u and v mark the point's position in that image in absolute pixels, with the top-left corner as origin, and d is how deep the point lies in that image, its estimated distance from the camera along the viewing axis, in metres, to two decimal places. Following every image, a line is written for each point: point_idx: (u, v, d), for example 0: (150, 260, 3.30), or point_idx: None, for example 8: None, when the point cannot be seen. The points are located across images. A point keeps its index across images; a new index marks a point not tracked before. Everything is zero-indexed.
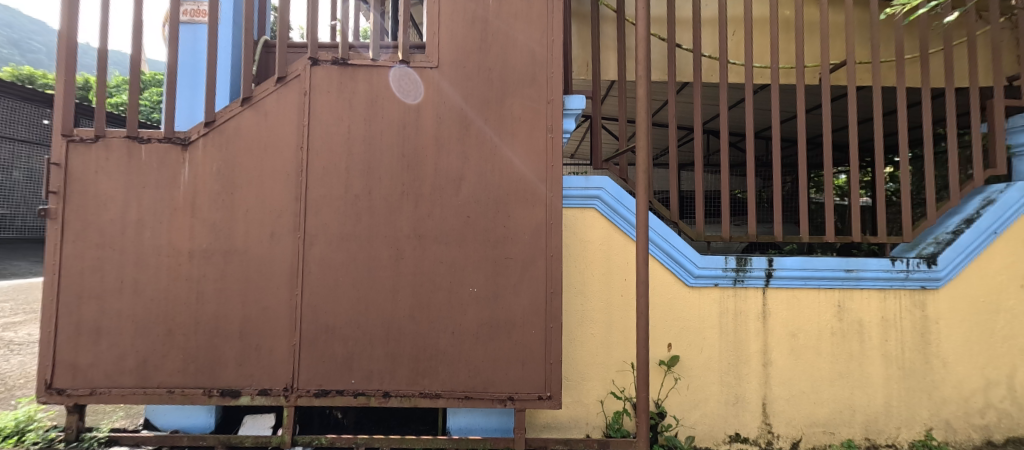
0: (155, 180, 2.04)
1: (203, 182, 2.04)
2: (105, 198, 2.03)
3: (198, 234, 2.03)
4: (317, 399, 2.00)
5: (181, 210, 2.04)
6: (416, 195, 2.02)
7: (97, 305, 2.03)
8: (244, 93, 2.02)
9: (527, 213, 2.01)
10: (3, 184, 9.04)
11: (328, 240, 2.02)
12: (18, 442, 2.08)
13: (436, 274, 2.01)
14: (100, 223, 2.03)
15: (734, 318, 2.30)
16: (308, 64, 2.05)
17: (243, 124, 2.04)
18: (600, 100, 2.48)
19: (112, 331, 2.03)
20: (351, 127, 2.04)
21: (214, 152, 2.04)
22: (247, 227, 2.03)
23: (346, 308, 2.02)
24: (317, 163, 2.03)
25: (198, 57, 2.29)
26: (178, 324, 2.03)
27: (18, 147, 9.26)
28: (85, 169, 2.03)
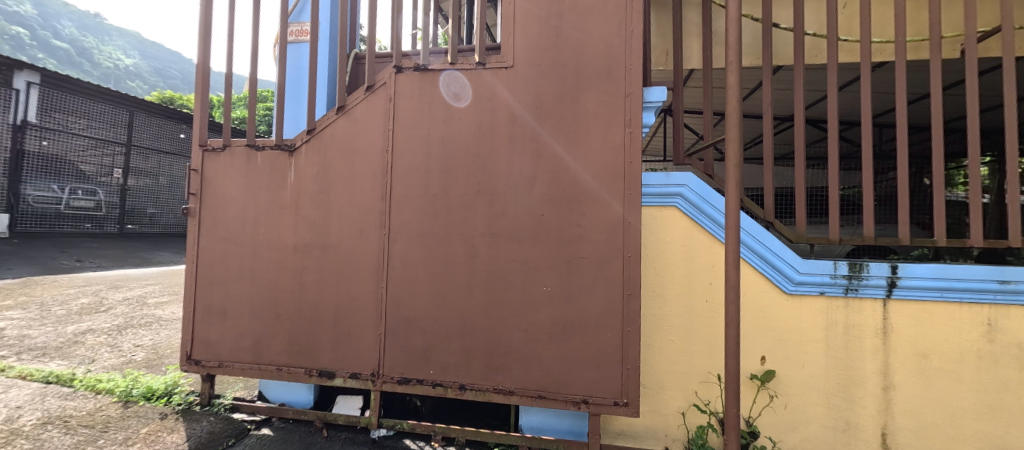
0: (267, 182, 2.32)
1: (305, 183, 2.26)
2: (228, 199, 2.36)
3: (300, 230, 2.26)
4: (399, 386, 2.12)
5: (287, 209, 2.29)
6: (490, 194, 2.05)
7: (223, 291, 2.36)
8: (338, 102, 2.21)
9: (602, 211, 1.94)
10: (150, 189, 10.66)
11: (409, 237, 2.14)
12: (167, 402, 2.54)
13: (509, 273, 2.02)
14: (225, 220, 2.36)
15: (844, 333, 2.01)
16: (392, 72, 2.18)
17: (337, 131, 2.23)
18: (681, 92, 2.31)
19: (233, 313, 2.34)
20: (430, 129, 2.13)
21: (314, 157, 2.25)
22: (341, 224, 2.22)
23: (425, 303, 2.12)
24: (400, 164, 2.16)
25: (301, 72, 2.56)
26: (284, 309, 2.28)
27: (162, 158, 10.97)
28: (215, 174, 2.37)
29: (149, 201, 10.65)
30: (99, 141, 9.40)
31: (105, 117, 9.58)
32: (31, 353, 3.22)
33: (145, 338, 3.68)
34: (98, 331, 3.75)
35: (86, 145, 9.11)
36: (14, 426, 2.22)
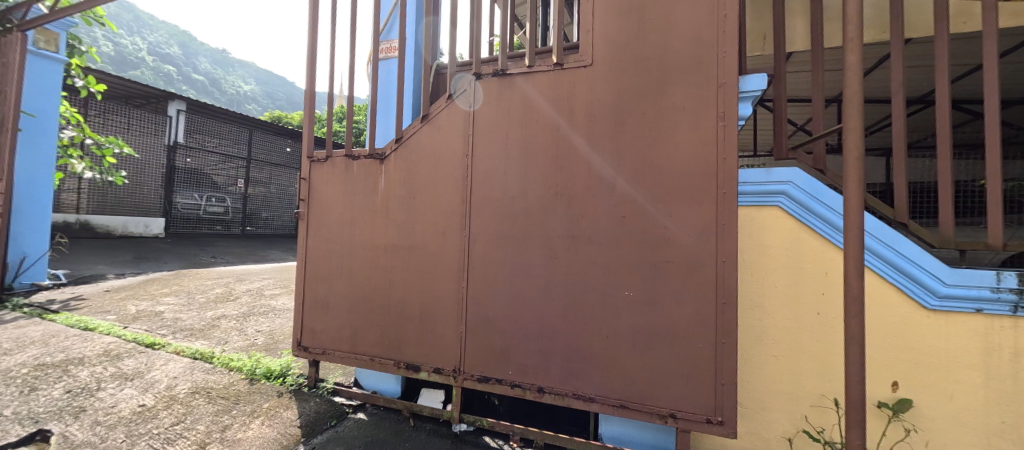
0: (361, 188, 2.53)
1: (394, 188, 2.42)
2: (330, 204, 2.61)
3: (390, 232, 2.43)
4: (479, 384, 2.17)
5: (378, 212, 2.47)
6: (569, 196, 2.02)
7: (325, 286, 2.62)
8: (423, 112, 2.34)
9: (690, 212, 1.81)
10: (265, 196, 12.17)
11: (489, 239, 2.18)
12: (282, 382, 2.89)
13: (589, 276, 1.97)
14: (327, 222, 2.62)
15: (1009, 359, 1.64)
16: (472, 79, 2.25)
17: (422, 139, 2.36)
18: (784, 79, 2.07)
19: (334, 306, 2.59)
20: (508, 132, 2.16)
21: (402, 164, 2.41)
22: (426, 227, 2.33)
23: (504, 303, 2.14)
24: (480, 168, 2.21)
25: (391, 86, 2.75)
26: (376, 304, 2.46)
27: (274, 170, 12.50)
28: (319, 182, 2.65)
29: (264, 206, 12.15)
30: (228, 157, 11.04)
31: (229, 136, 11.27)
32: (183, 333, 3.89)
33: (264, 325, 4.24)
34: (229, 317, 4.41)
35: (218, 161, 10.77)
36: (172, 393, 2.72)
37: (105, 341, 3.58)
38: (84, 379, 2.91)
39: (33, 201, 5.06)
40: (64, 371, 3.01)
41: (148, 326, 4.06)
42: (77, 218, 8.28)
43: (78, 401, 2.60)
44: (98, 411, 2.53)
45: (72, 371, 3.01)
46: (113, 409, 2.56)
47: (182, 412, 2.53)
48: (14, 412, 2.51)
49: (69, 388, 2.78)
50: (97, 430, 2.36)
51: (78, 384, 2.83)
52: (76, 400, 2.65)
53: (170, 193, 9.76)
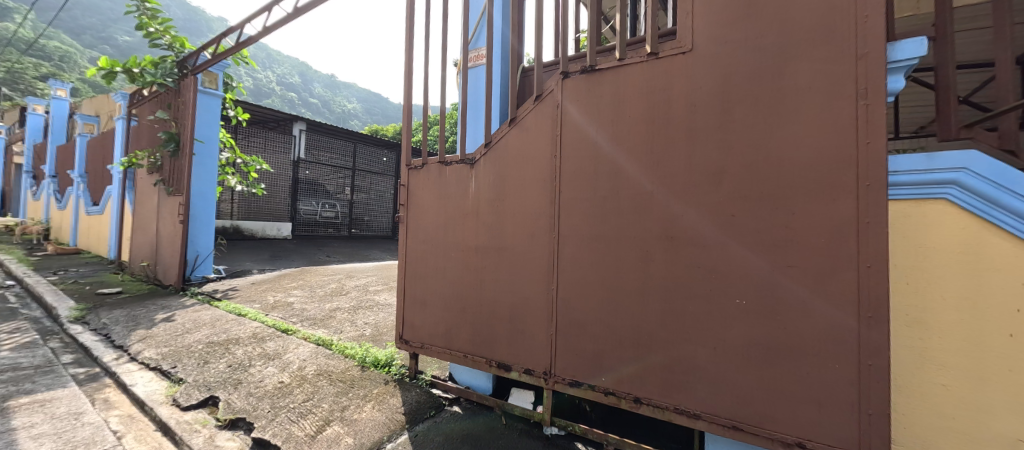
0: (454, 192, 2.63)
1: (485, 192, 2.48)
2: (426, 207, 2.77)
3: (481, 234, 2.49)
4: (571, 388, 2.11)
5: (470, 215, 2.54)
6: (667, 193, 1.86)
7: (423, 284, 2.78)
8: (511, 116, 2.36)
9: (817, 209, 1.55)
10: (369, 202, 13.42)
11: (579, 240, 2.11)
12: (388, 371, 3.13)
13: (692, 281, 1.79)
14: (424, 225, 2.79)
15: None
16: (559, 79, 2.21)
17: (510, 142, 2.38)
18: (952, 41, 1.67)
19: (431, 304, 2.73)
20: (598, 130, 2.07)
21: (491, 168, 2.45)
22: (515, 228, 2.34)
23: (596, 308, 2.06)
24: (568, 169, 2.16)
25: (480, 92, 2.82)
26: (469, 304, 2.54)
27: (376, 178, 13.72)
28: (416, 187, 2.83)
29: (369, 211, 13.41)
30: (337, 168, 12.43)
31: (339, 149, 12.60)
32: (307, 321, 4.47)
33: (371, 318, 4.66)
34: (342, 309, 4.95)
35: (329, 172, 12.24)
36: (302, 373, 3.19)
37: (255, 324, 4.34)
38: (240, 356, 3.60)
39: (204, 212, 6.22)
40: (227, 348, 3.78)
41: (282, 315, 4.74)
42: (230, 224, 9.99)
43: (237, 374, 3.26)
44: (251, 384, 3.12)
45: (232, 349, 3.74)
46: (261, 383, 3.13)
47: (309, 391, 2.93)
48: (195, 379, 3.30)
49: (230, 362, 3.50)
50: (251, 398, 2.92)
51: (237, 359, 3.53)
52: (235, 373, 3.31)
53: (294, 202, 11.31)
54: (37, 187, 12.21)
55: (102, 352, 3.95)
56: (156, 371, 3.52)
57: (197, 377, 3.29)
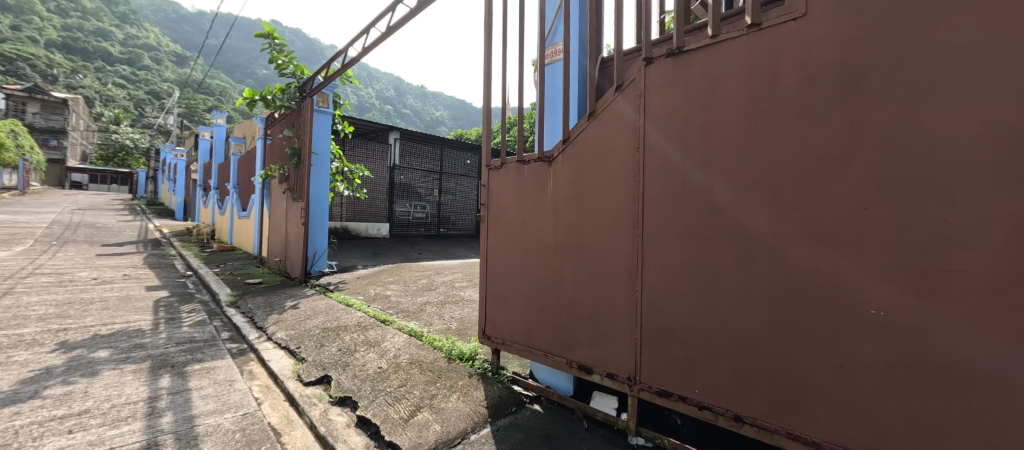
0: (532, 190, 2.60)
1: (563, 189, 2.40)
2: (505, 206, 2.79)
3: (559, 232, 2.42)
4: (659, 398, 1.95)
5: (548, 213, 2.49)
6: (774, 184, 1.62)
7: (503, 282, 2.80)
8: (590, 109, 2.26)
9: (987, 197, 1.22)
10: (454, 203, 14.03)
11: (667, 238, 1.94)
12: (472, 364, 3.21)
13: (809, 286, 1.54)
14: (503, 223, 2.80)
15: None
16: (642, 65, 2.05)
17: (588, 136, 2.27)
18: None
19: (510, 302, 2.74)
20: (687, 117, 1.88)
21: (570, 165, 2.37)
22: (595, 226, 2.23)
23: (688, 312, 1.87)
24: (653, 161, 1.99)
25: (556, 87, 2.73)
26: (548, 303, 2.48)
27: (460, 180, 14.28)
28: (495, 186, 2.87)
29: (454, 211, 14.02)
30: (426, 171, 13.23)
31: (428, 154, 13.36)
32: (401, 314, 4.82)
33: (456, 313, 4.84)
34: (432, 304, 5.22)
35: (421, 176, 13.05)
36: (398, 360, 3.45)
37: (359, 314, 4.84)
38: (348, 341, 4.03)
39: (320, 216, 7.01)
40: (337, 334, 4.24)
41: (382, 307, 5.18)
42: (339, 225, 11.21)
43: (346, 357, 3.64)
44: (356, 367, 3.45)
45: (342, 335, 4.20)
46: (364, 366, 3.45)
47: (404, 377, 3.14)
48: (314, 359, 3.78)
49: (341, 346, 3.93)
50: (356, 379, 3.23)
51: (346, 344, 3.96)
52: (344, 356, 3.70)
53: (390, 204, 12.28)
54: (204, 197, 15.01)
55: (247, 331, 4.69)
56: (282, 349, 4.14)
57: (316, 357, 3.76)
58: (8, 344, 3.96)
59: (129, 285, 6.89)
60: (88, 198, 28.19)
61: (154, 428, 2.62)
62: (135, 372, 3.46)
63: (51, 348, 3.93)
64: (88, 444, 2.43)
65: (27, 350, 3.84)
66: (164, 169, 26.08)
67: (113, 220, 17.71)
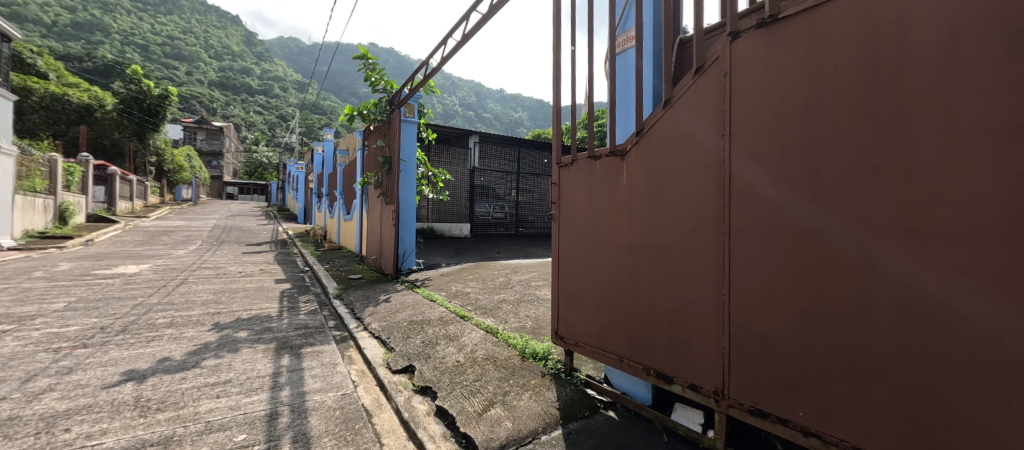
0: (603, 186, 2.48)
1: (637, 185, 2.25)
2: (576, 203, 2.70)
3: (634, 230, 2.26)
4: (752, 417, 1.72)
5: (621, 210, 2.35)
6: (902, 170, 1.34)
7: (575, 282, 2.71)
8: (666, 96, 2.08)
9: None
10: (531, 202, 14.11)
11: (760, 236, 1.71)
12: (545, 364, 3.17)
13: (955, 295, 1.24)
14: (574, 221, 2.72)
15: None
16: (726, 42, 1.82)
17: (665, 126, 2.09)
18: None
19: (583, 302, 2.64)
20: (784, 96, 1.64)
21: (644, 158, 2.21)
22: (673, 224, 2.05)
23: (788, 321, 1.62)
24: (741, 149, 1.77)
25: (629, 77, 2.54)
26: (622, 304, 2.34)
27: (537, 180, 14.31)
28: (566, 184, 2.79)
29: (531, 210, 14.09)
30: (505, 172, 13.49)
31: (506, 155, 13.59)
32: (479, 310, 4.95)
33: (532, 311, 4.83)
34: (509, 301, 5.29)
35: (499, 177, 13.37)
36: (474, 355, 3.53)
37: (441, 309, 5.07)
38: (431, 334, 4.23)
39: (408, 218, 7.47)
40: (421, 327, 4.47)
41: (461, 303, 5.38)
42: (427, 225, 11.91)
43: (428, 349, 3.82)
44: (436, 359, 3.60)
45: (425, 328, 4.43)
46: (444, 359, 3.59)
47: (479, 372, 3.20)
48: (401, 349, 4.04)
49: (424, 338, 4.14)
50: (437, 371, 3.37)
51: (429, 337, 4.16)
52: (427, 348, 3.90)
53: (471, 205, 12.73)
54: (317, 202, 17.04)
55: (347, 321, 5.17)
56: (375, 339, 4.49)
57: (402, 348, 4.02)
58: (180, 323, 4.85)
59: (263, 277, 8.10)
60: (232, 205, 33.64)
61: (274, 399, 2.98)
62: (264, 351, 3.99)
63: (210, 327, 4.72)
64: (228, 408, 2.84)
65: (193, 327, 4.67)
66: (289, 180, 30.23)
67: (254, 223, 21.02)
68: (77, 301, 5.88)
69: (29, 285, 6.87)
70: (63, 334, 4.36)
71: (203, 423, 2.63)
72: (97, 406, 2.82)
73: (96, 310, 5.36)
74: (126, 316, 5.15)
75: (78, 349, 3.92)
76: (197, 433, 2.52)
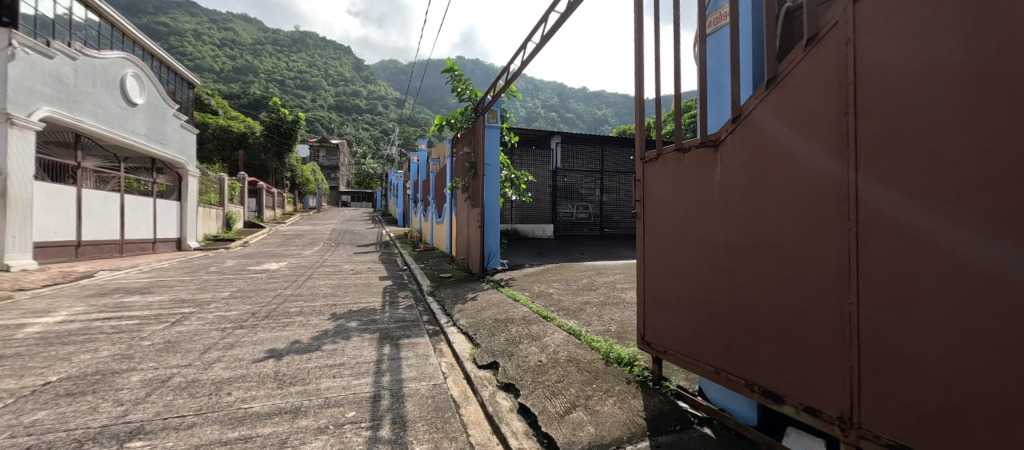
0: (694, 180, 2.27)
1: (735, 178, 2.00)
2: (662, 200, 2.52)
3: (731, 228, 2.02)
4: None
5: (716, 207, 2.11)
6: None
7: (662, 284, 2.53)
8: (769, 76, 1.83)
9: None
10: (616, 201, 13.62)
11: (900, 232, 1.39)
12: (630, 370, 3.00)
13: None
14: (660, 219, 2.54)
15: None
16: (847, 3, 1.52)
17: (769, 110, 1.84)
18: None
19: (671, 306, 2.44)
20: (932, 57, 1.30)
21: (743, 147, 1.96)
22: (782, 220, 1.78)
23: (943, 340, 1.28)
24: (871, 128, 1.46)
25: (723, 59, 2.25)
26: (718, 310, 2.10)
27: (622, 177, 13.76)
28: (652, 181, 2.62)
29: (616, 210, 13.60)
30: (588, 172, 13.24)
31: (589, 154, 13.33)
32: (562, 311, 4.89)
33: (617, 315, 4.63)
34: (592, 304, 5.14)
35: (582, 177, 13.16)
36: (556, 356, 3.47)
37: (524, 309, 5.11)
38: (514, 333, 4.26)
39: (493, 220, 7.67)
40: (505, 325, 4.55)
41: (544, 303, 5.37)
42: (511, 227, 12.12)
43: (511, 347, 3.86)
44: (519, 358, 3.62)
45: (509, 327, 4.48)
46: (527, 358, 3.59)
47: (561, 373, 3.14)
48: (486, 345, 4.15)
49: (508, 337, 4.20)
50: (519, 369, 3.39)
51: (512, 335, 4.20)
52: (510, 346, 3.93)
53: (554, 205, 12.71)
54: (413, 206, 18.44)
55: (439, 316, 5.46)
56: (462, 334, 4.67)
57: (487, 344, 4.12)
58: (306, 312, 5.56)
59: (369, 274, 8.97)
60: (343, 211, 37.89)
61: (377, 383, 3.24)
62: (370, 340, 4.38)
63: (327, 317, 5.33)
64: (342, 386, 3.15)
65: (315, 316, 5.32)
66: (390, 187, 33.15)
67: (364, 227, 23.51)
68: (236, 290, 7.10)
69: (205, 277, 8.45)
70: (227, 317, 5.27)
71: (323, 398, 2.94)
72: (249, 376, 3.33)
73: (249, 298, 6.45)
74: (269, 304, 6.06)
75: (237, 329, 4.72)
76: (318, 406, 2.82)
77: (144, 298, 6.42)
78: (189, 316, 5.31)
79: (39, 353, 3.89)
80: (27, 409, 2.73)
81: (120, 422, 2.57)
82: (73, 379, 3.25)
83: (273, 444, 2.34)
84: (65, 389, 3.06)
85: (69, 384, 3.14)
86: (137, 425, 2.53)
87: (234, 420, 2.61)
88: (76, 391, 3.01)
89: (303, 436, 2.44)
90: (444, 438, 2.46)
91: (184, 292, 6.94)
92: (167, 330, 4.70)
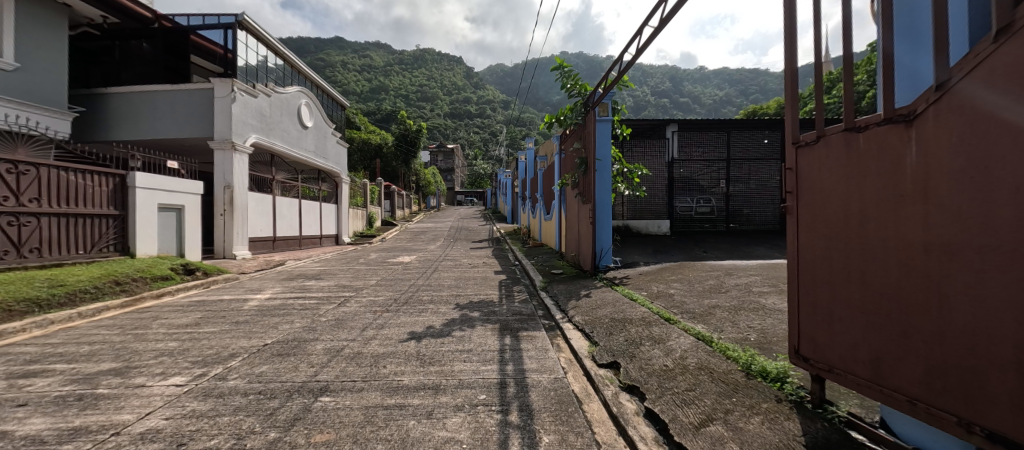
0: (875, 167, 1.86)
1: (939, 159, 1.57)
2: (829, 193, 2.15)
3: (935, 223, 1.59)
4: None
5: (909, 196, 1.70)
6: None
7: (828, 291, 2.15)
8: (999, 23, 1.37)
9: None
10: (747, 193, 12.05)
11: None
12: (780, 387, 2.64)
13: None
14: (826, 214, 2.17)
15: None
16: None
17: (995, 68, 1.39)
18: None
19: (841, 317, 2.06)
20: None
21: (953, 117, 1.52)
22: (1017, 210, 1.31)
23: None
24: None
25: (919, 10, 1.83)
26: (916, 327, 1.67)
27: (753, 166, 12.12)
28: (814, 170, 2.26)
29: (746, 204, 12.02)
30: (711, 161, 12.06)
31: (712, 142, 12.12)
32: (687, 314, 4.54)
33: (756, 322, 4.09)
34: (723, 308, 4.65)
35: (703, 167, 12.05)
36: (685, 363, 3.21)
37: (642, 309, 4.87)
38: (635, 334, 4.08)
39: (604, 216, 7.43)
40: (623, 325, 4.39)
41: (665, 305, 5.04)
42: (623, 223, 11.61)
43: (632, 348, 3.72)
44: (642, 360, 3.46)
45: (628, 327, 4.31)
46: (650, 361, 3.41)
47: (692, 381, 2.91)
48: (604, 344, 4.05)
49: (628, 337, 4.04)
50: (643, 372, 3.23)
51: (633, 336, 4.02)
52: (631, 347, 3.79)
53: (671, 199, 11.86)
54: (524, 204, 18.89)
55: (554, 312, 5.51)
56: (579, 331, 4.64)
57: (606, 343, 4.02)
58: (436, 301, 6.13)
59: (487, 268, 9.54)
60: None
61: (503, 371, 3.41)
62: (492, 330, 4.64)
63: (454, 306, 5.80)
64: (472, 370, 3.39)
65: (444, 305, 5.82)
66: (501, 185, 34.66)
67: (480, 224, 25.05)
68: (381, 279, 8.20)
69: (356, 267, 9.93)
70: (377, 301, 6.12)
71: (457, 379, 3.21)
72: (398, 354, 3.80)
73: (390, 286, 7.39)
74: (407, 292, 6.86)
75: (384, 313, 5.43)
76: (454, 386, 3.08)
77: (318, 283, 7.83)
78: (350, 299, 6.30)
79: (257, 321, 5.03)
80: (255, 362, 3.54)
81: (313, 379, 3.16)
82: (280, 343, 4.10)
83: (423, 414, 2.62)
84: (276, 350, 3.87)
85: (278, 347, 3.97)
86: (325, 384, 3.07)
87: (391, 389, 2.99)
88: (283, 353, 3.79)
89: (443, 410, 2.69)
90: (571, 432, 2.46)
91: (344, 279, 8.25)
92: (335, 309, 5.64)
